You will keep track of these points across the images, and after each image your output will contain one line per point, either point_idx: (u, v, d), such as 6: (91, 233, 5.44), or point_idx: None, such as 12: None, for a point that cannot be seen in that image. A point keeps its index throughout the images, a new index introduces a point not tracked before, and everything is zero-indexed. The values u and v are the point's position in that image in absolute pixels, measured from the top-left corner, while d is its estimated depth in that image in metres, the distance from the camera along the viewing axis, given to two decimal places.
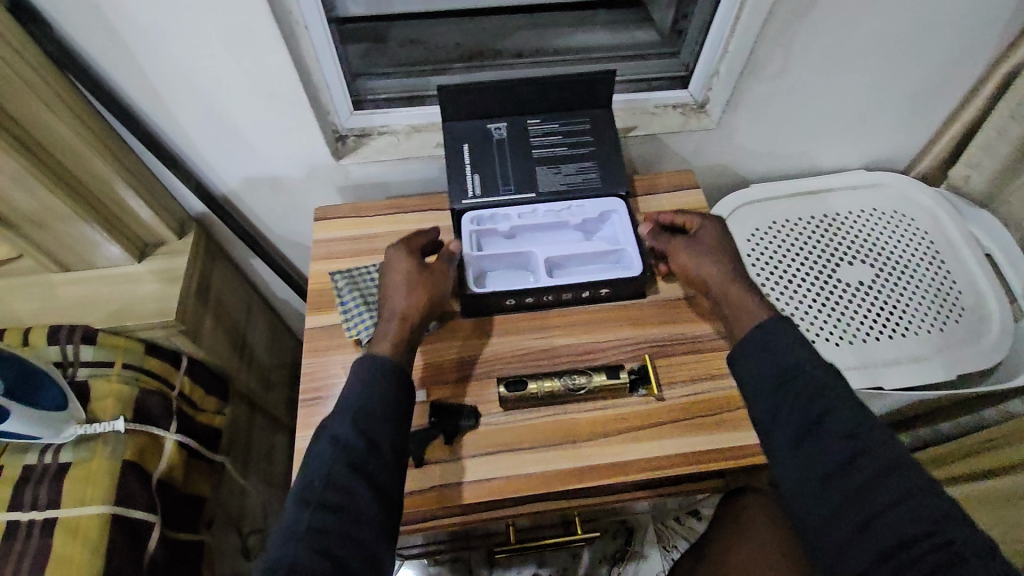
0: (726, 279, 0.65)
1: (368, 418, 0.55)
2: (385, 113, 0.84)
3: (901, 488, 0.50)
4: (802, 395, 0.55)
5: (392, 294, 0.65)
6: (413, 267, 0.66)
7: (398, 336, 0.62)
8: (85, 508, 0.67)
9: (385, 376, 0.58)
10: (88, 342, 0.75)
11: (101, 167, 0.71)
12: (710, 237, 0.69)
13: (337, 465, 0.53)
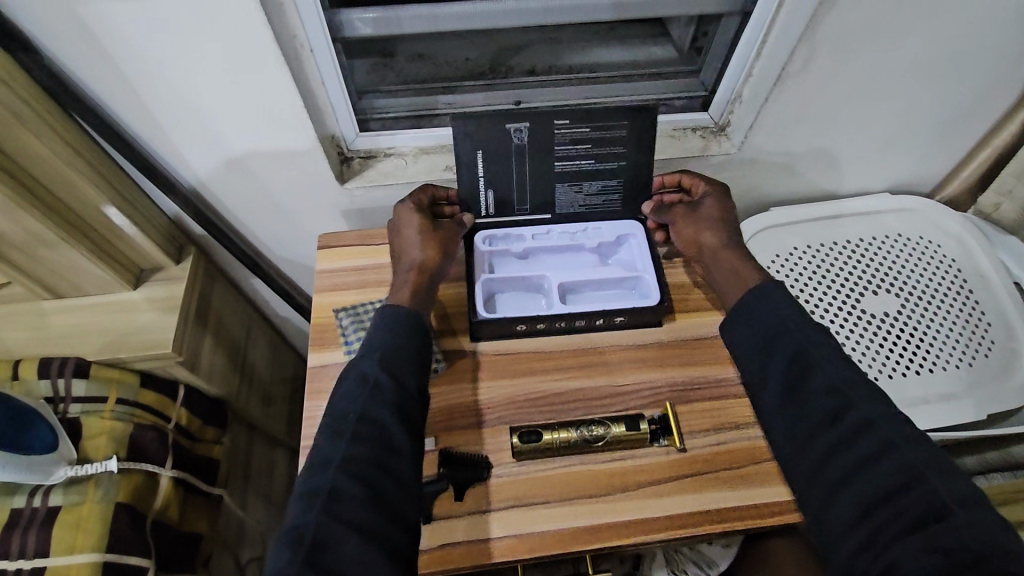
0: (724, 251, 0.65)
1: (394, 359, 0.56)
2: (391, 134, 0.81)
3: (907, 466, 0.47)
4: (801, 374, 0.54)
5: (407, 248, 0.66)
6: (423, 222, 0.67)
7: (415, 287, 0.63)
8: (75, 555, 0.64)
9: (404, 324, 0.59)
10: (80, 375, 0.72)
11: (94, 194, 0.68)
12: (710, 200, 0.69)
13: (368, 402, 0.53)
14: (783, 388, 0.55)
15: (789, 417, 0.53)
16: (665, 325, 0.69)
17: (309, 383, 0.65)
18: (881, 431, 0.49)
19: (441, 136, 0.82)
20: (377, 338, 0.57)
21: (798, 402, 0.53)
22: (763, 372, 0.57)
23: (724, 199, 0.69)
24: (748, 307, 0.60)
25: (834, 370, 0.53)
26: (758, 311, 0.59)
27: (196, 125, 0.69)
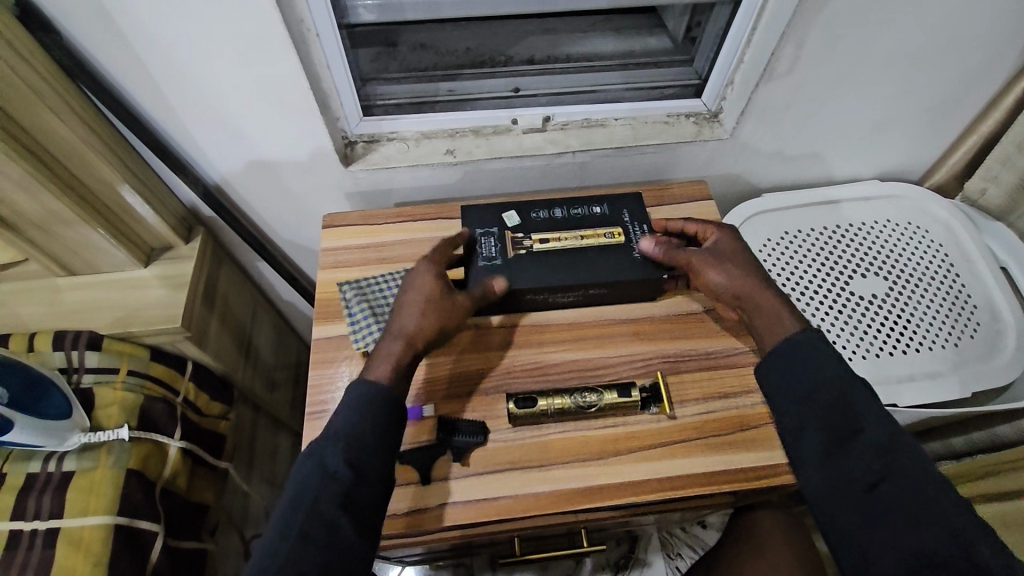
0: (752, 291, 0.62)
1: (356, 448, 0.54)
2: (393, 119, 0.84)
3: (934, 502, 0.49)
4: (829, 407, 0.54)
5: (406, 311, 0.62)
6: (438, 290, 0.63)
7: (395, 361, 0.59)
8: (88, 518, 0.66)
9: (377, 406, 0.56)
10: (92, 348, 0.74)
11: (109, 173, 0.71)
12: (727, 243, 0.67)
13: (324, 490, 0.51)
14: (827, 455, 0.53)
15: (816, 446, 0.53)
16: (658, 300, 0.72)
17: (314, 353, 0.68)
18: (931, 499, 0.49)
19: (442, 121, 0.85)
20: (343, 423, 0.55)
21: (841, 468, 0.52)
22: (799, 416, 0.55)
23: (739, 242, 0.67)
24: (787, 360, 0.58)
25: (878, 422, 0.53)
26: (800, 370, 0.57)
27: (205, 107, 0.72)
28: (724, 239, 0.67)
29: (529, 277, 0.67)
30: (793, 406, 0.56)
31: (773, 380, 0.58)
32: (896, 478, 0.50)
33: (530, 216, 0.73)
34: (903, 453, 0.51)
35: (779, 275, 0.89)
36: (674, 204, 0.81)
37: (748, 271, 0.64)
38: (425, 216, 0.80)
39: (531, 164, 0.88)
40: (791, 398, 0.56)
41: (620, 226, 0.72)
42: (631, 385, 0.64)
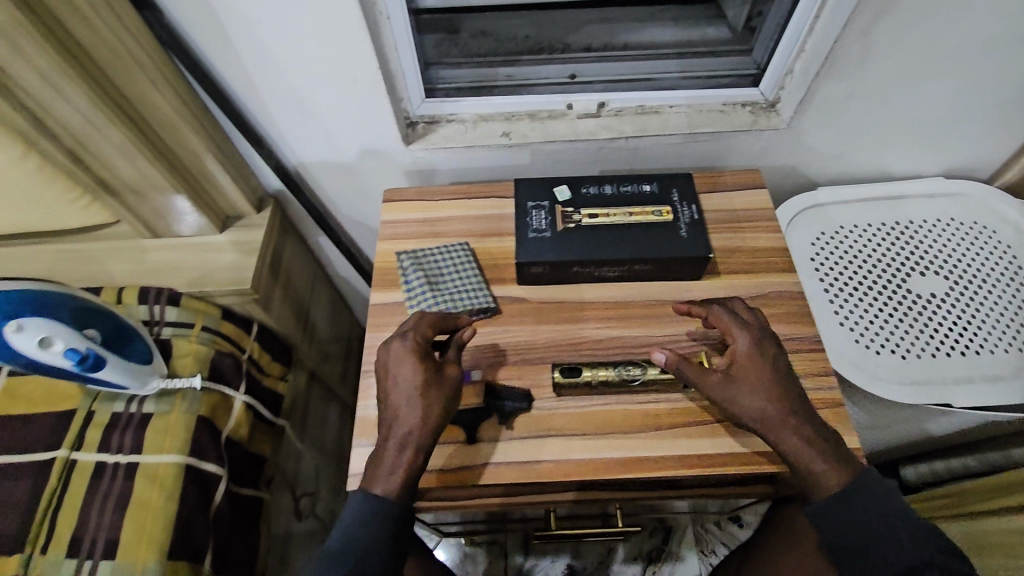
0: (782, 430, 0.57)
1: (364, 567, 0.55)
2: (454, 101, 0.87)
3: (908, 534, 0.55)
4: (819, 469, 0.56)
5: (402, 407, 0.59)
6: (422, 372, 0.60)
7: (405, 470, 0.57)
8: (163, 456, 0.72)
9: (384, 520, 0.56)
10: (172, 304, 0.82)
11: (195, 143, 0.77)
12: (750, 356, 0.60)
13: (369, 540, 0.56)
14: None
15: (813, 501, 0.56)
16: (705, 284, 0.72)
17: (372, 318, 0.72)
18: (906, 531, 0.55)
19: (499, 104, 0.87)
20: (352, 542, 0.56)
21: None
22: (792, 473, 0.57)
23: (762, 347, 0.60)
24: (848, 513, 0.56)
25: (859, 474, 0.57)
26: (862, 522, 0.55)
27: (281, 85, 0.77)
28: (741, 348, 0.61)
29: (576, 248, 0.69)
30: (853, 560, 0.55)
31: (829, 529, 0.56)
32: (881, 528, 0.55)
33: (581, 191, 0.75)
34: (881, 496, 0.56)
35: (831, 269, 0.88)
36: (731, 190, 0.80)
37: (778, 400, 0.58)
38: (480, 194, 0.83)
39: (585, 149, 0.89)
40: (848, 544, 0.56)
41: (669, 205, 0.73)
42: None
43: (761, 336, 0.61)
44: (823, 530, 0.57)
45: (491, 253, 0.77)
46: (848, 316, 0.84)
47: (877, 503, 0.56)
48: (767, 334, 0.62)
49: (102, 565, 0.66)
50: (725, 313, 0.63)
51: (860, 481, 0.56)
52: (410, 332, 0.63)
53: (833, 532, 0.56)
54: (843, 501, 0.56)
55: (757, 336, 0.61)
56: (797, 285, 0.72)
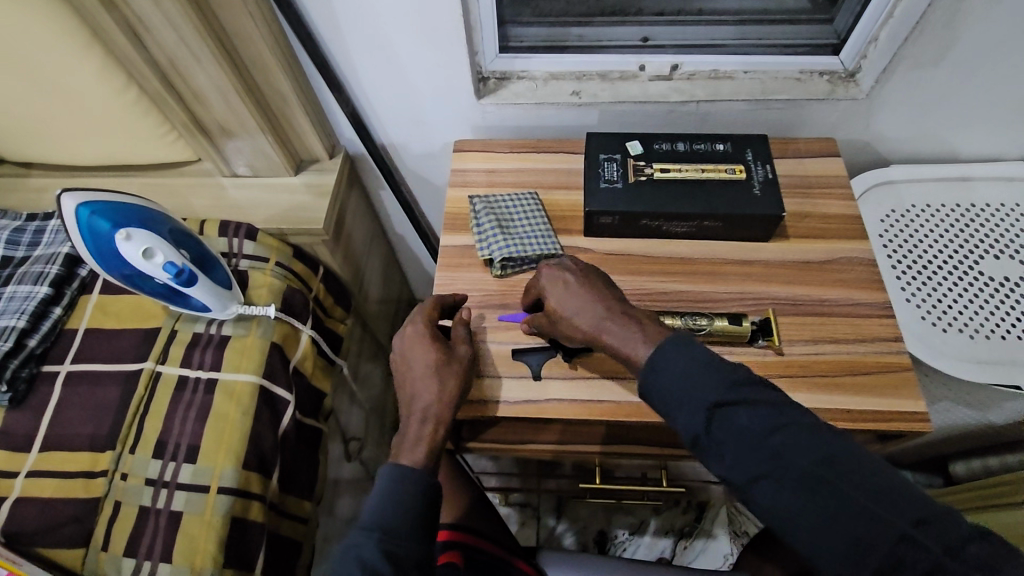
0: (608, 329, 0.58)
1: (396, 536, 0.52)
2: (526, 58, 0.88)
3: (868, 484, 0.46)
4: (730, 426, 0.50)
5: (417, 386, 0.62)
6: (432, 354, 0.63)
7: (429, 442, 0.59)
8: (239, 374, 0.77)
9: (416, 488, 0.55)
10: (250, 238, 0.86)
11: (283, 84, 0.80)
12: (558, 281, 0.62)
13: (402, 507, 0.54)
14: (715, 457, 0.51)
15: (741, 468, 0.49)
16: (774, 245, 0.72)
17: (442, 259, 0.75)
18: (867, 481, 0.46)
19: (572, 62, 0.88)
20: (382, 512, 0.53)
21: (722, 461, 0.50)
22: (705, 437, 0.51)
23: (577, 274, 0.63)
24: (659, 368, 0.53)
25: (785, 422, 0.49)
26: (757, 439, 0.49)
27: (366, 33, 0.79)
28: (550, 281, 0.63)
29: (647, 201, 0.70)
30: (684, 411, 0.52)
31: (652, 387, 0.54)
32: (834, 482, 0.47)
33: (653, 147, 0.75)
34: (812, 442, 0.48)
35: (900, 246, 0.86)
36: (806, 157, 0.80)
37: (595, 307, 0.60)
38: (549, 148, 0.84)
39: (654, 111, 0.89)
40: (676, 401, 0.52)
41: (742, 164, 0.73)
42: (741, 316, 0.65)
43: (572, 265, 0.64)
44: (651, 394, 0.54)
45: (559, 204, 0.78)
46: (915, 293, 0.83)
47: (682, 355, 0.53)
48: (569, 261, 0.65)
49: (184, 467, 0.71)
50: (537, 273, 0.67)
51: (669, 345, 0.54)
52: (416, 321, 0.66)
53: (655, 390, 0.54)
54: (660, 369, 0.53)
55: (575, 266, 0.64)
56: (868, 253, 0.71)
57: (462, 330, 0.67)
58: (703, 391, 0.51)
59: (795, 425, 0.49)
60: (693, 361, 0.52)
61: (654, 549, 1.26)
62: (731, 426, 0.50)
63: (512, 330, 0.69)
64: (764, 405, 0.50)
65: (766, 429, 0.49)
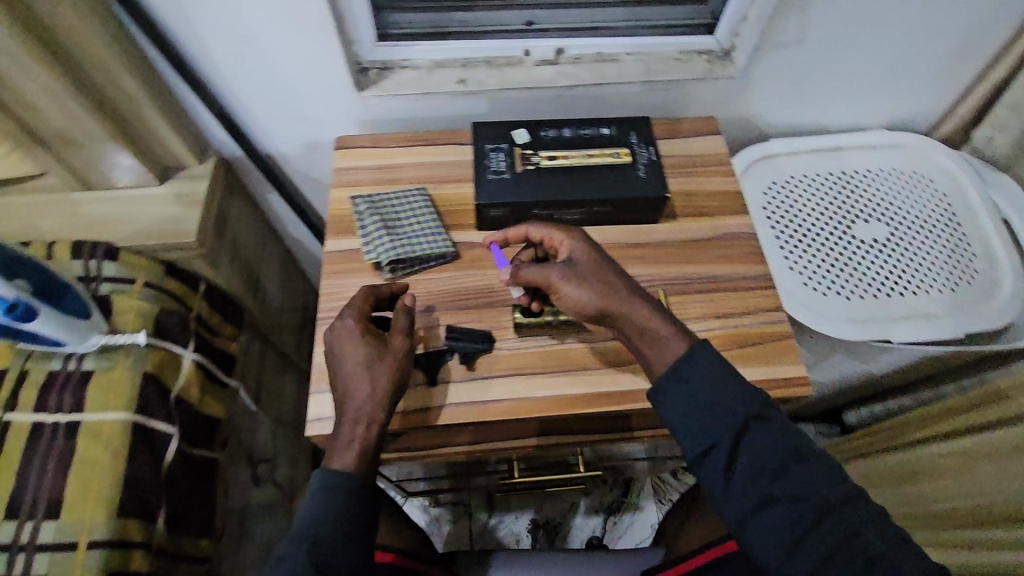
0: (625, 306, 0.56)
1: (329, 547, 0.51)
2: (407, 46, 0.83)
3: (853, 518, 0.48)
4: (742, 437, 0.51)
5: (349, 383, 0.57)
6: (365, 348, 0.59)
7: (361, 445, 0.55)
8: (106, 414, 0.69)
9: (349, 497, 0.53)
10: (110, 258, 0.77)
11: (131, 84, 0.72)
12: (585, 253, 0.59)
13: (336, 512, 0.53)
14: (728, 477, 0.50)
15: (738, 478, 0.50)
16: (663, 227, 0.73)
17: (326, 266, 0.70)
18: (852, 513, 0.48)
19: (455, 49, 0.84)
20: (312, 522, 0.52)
21: (733, 481, 0.50)
22: (714, 444, 0.51)
23: (597, 249, 0.60)
24: (682, 380, 0.53)
25: (798, 450, 0.50)
26: (766, 454, 0.50)
27: (223, 24, 0.72)
28: (575, 245, 0.60)
29: (536, 190, 0.69)
30: (699, 425, 0.51)
31: (668, 398, 0.53)
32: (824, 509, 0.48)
33: (540, 134, 0.74)
34: (819, 469, 0.50)
35: (782, 217, 0.90)
36: (690, 137, 0.81)
37: (605, 284, 0.57)
38: (437, 141, 0.81)
39: (543, 97, 0.87)
40: (697, 416, 0.52)
41: (627, 147, 0.73)
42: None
43: (590, 240, 0.61)
44: (664, 407, 0.53)
45: (449, 199, 0.75)
46: (797, 261, 0.87)
47: (711, 368, 0.53)
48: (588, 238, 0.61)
49: (44, 526, 0.63)
50: (546, 226, 0.63)
51: (695, 349, 0.54)
52: (354, 309, 0.61)
53: (673, 403, 0.53)
54: (682, 367, 0.53)
55: (591, 241, 0.61)
56: (750, 227, 0.74)
57: (404, 318, 0.62)
58: (724, 405, 0.51)
59: (807, 452, 0.51)
60: (721, 375, 0.52)
61: (586, 529, 1.28)
62: (756, 448, 0.50)
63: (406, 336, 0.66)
64: (786, 429, 0.51)
65: (790, 453, 0.50)
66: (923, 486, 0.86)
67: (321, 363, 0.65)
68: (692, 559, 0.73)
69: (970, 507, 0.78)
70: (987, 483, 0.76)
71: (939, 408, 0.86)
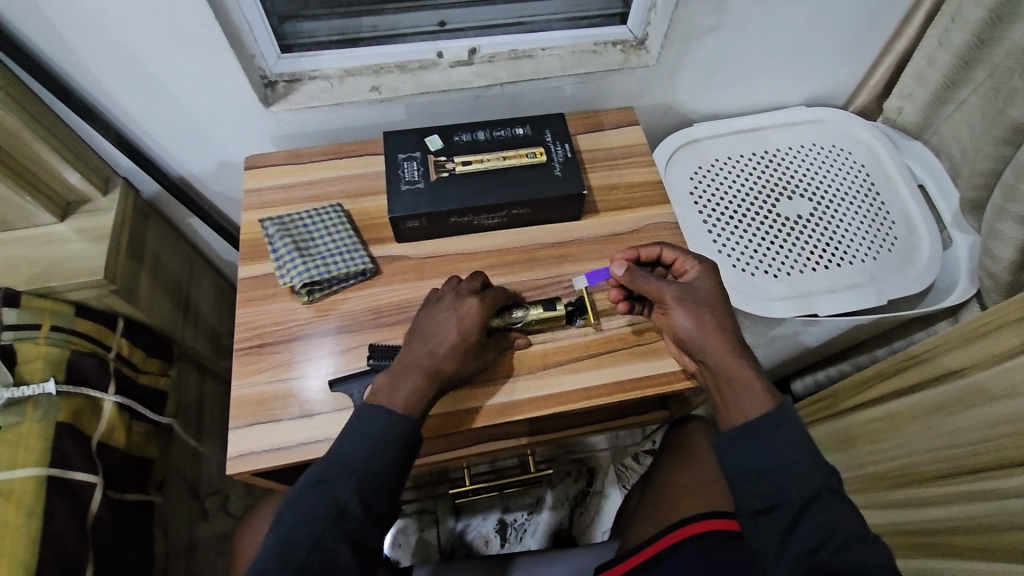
0: (728, 345, 0.59)
1: (371, 484, 0.54)
2: (315, 55, 0.79)
3: (862, 556, 0.53)
4: (786, 482, 0.56)
5: (435, 335, 0.60)
6: (456, 310, 0.61)
7: (417, 389, 0.57)
8: (16, 471, 0.66)
9: (397, 446, 0.55)
10: (9, 304, 0.71)
11: (10, 120, 0.67)
12: (708, 280, 0.63)
13: (371, 451, 0.54)
14: (790, 532, 0.55)
15: (765, 512, 0.56)
16: (585, 223, 0.73)
17: (241, 293, 0.68)
18: (863, 550, 0.53)
19: (364, 56, 0.80)
20: (358, 455, 0.54)
21: (793, 537, 0.54)
22: (755, 484, 0.56)
23: (716, 275, 0.64)
24: (767, 434, 0.57)
25: (830, 498, 0.55)
26: (807, 499, 0.55)
27: (108, 47, 0.68)
28: (703, 278, 0.63)
29: (451, 198, 0.68)
30: (773, 478, 0.56)
31: (745, 448, 0.57)
32: (836, 544, 0.53)
33: (453, 140, 0.73)
34: (845, 514, 0.55)
35: (709, 200, 0.91)
36: (609, 130, 0.81)
37: (722, 319, 0.60)
38: (353, 153, 0.79)
39: (460, 98, 0.84)
40: (770, 469, 0.56)
41: (542, 146, 0.72)
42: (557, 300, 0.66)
43: (714, 266, 0.65)
44: (730, 458, 0.58)
45: (366, 212, 0.74)
46: (725, 242, 0.88)
47: (801, 430, 0.57)
48: (710, 261, 0.65)
49: None
50: (675, 249, 0.66)
51: (784, 405, 0.59)
52: (467, 282, 0.64)
53: (749, 453, 0.57)
54: (766, 421, 0.57)
55: (714, 265, 0.64)
56: (669, 216, 0.74)
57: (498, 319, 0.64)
58: (779, 457, 0.56)
59: (840, 503, 0.55)
60: (806, 441, 0.57)
61: (552, 523, 1.24)
62: (821, 518, 0.54)
63: (328, 360, 0.65)
64: (858, 512, 0.55)
65: (857, 534, 0.54)
66: (859, 451, 0.90)
67: (240, 396, 0.62)
68: (658, 543, 0.70)
69: (901, 467, 0.82)
70: (913, 443, 0.79)
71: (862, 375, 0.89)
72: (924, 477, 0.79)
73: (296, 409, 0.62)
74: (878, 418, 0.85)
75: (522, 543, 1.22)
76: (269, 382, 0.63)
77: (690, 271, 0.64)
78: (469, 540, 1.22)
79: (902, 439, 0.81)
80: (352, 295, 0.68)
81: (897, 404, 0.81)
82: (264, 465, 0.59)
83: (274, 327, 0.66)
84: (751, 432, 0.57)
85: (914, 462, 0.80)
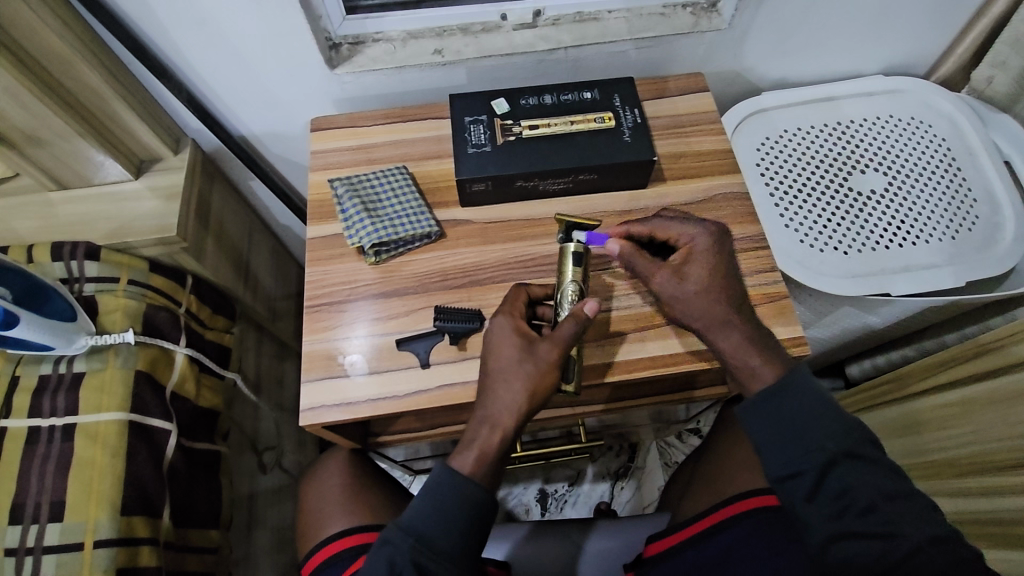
0: (727, 331, 0.59)
1: (428, 548, 0.54)
2: (379, 17, 0.77)
3: (903, 502, 0.54)
4: (820, 447, 0.55)
5: (497, 387, 0.57)
6: (517, 352, 0.58)
7: (483, 450, 0.57)
8: (102, 414, 0.72)
9: (467, 506, 0.56)
10: (91, 258, 0.76)
11: (93, 78, 0.69)
12: (707, 252, 0.62)
13: (438, 514, 0.55)
14: (810, 502, 0.54)
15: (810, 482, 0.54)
16: (651, 191, 0.72)
17: (311, 252, 0.69)
18: (906, 504, 0.54)
19: (428, 18, 0.78)
20: (425, 519, 0.55)
21: (817, 506, 0.54)
22: (794, 460, 0.55)
23: (716, 247, 0.63)
24: (774, 411, 0.56)
25: (870, 452, 0.56)
26: (852, 462, 0.55)
27: (182, 6, 0.68)
28: (701, 257, 0.62)
29: (518, 161, 0.67)
30: (785, 454, 0.55)
31: (756, 424, 0.57)
32: (882, 498, 0.54)
33: (519, 103, 0.72)
34: (885, 468, 0.55)
35: (778, 172, 0.87)
36: (676, 96, 0.79)
37: (722, 301, 0.60)
38: (417, 116, 0.78)
39: (522, 63, 0.81)
40: (783, 447, 0.56)
41: (610, 111, 0.71)
42: (575, 253, 0.62)
43: (714, 230, 0.63)
44: (758, 430, 0.57)
45: (430, 175, 0.74)
46: (793, 217, 0.85)
47: (810, 397, 0.56)
48: (706, 223, 0.64)
49: (50, 528, 0.67)
50: (670, 223, 0.64)
51: (793, 374, 0.57)
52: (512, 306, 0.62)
53: (759, 430, 0.57)
54: (775, 392, 0.57)
55: (712, 231, 0.63)
56: (740, 186, 0.72)
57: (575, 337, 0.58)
58: (819, 428, 0.55)
59: (877, 454, 0.56)
60: (818, 411, 0.56)
61: (593, 495, 1.24)
62: (841, 481, 0.54)
63: (398, 320, 0.66)
64: (882, 467, 0.55)
65: (885, 490, 0.54)
66: (923, 437, 0.88)
67: (312, 350, 0.64)
68: (728, 507, 0.68)
69: (967, 455, 0.80)
70: (984, 429, 0.76)
71: (934, 359, 0.85)
72: (987, 467, 0.77)
73: (364, 366, 0.63)
74: (949, 404, 0.82)
75: (563, 513, 1.24)
76: (338, 340, 0.65)
77: (690, 244, 0.63)
78: (510, 508, 1.23)
79: (972, 423, 0.78)
80: (417, 257, 0.69)
81: (972, 387, 0.78)
82: (334, 419, 0.61)
83: (342, 286, 0.68)
84: (797, 415, 0.56)
85: (980, 448, 0.77)
